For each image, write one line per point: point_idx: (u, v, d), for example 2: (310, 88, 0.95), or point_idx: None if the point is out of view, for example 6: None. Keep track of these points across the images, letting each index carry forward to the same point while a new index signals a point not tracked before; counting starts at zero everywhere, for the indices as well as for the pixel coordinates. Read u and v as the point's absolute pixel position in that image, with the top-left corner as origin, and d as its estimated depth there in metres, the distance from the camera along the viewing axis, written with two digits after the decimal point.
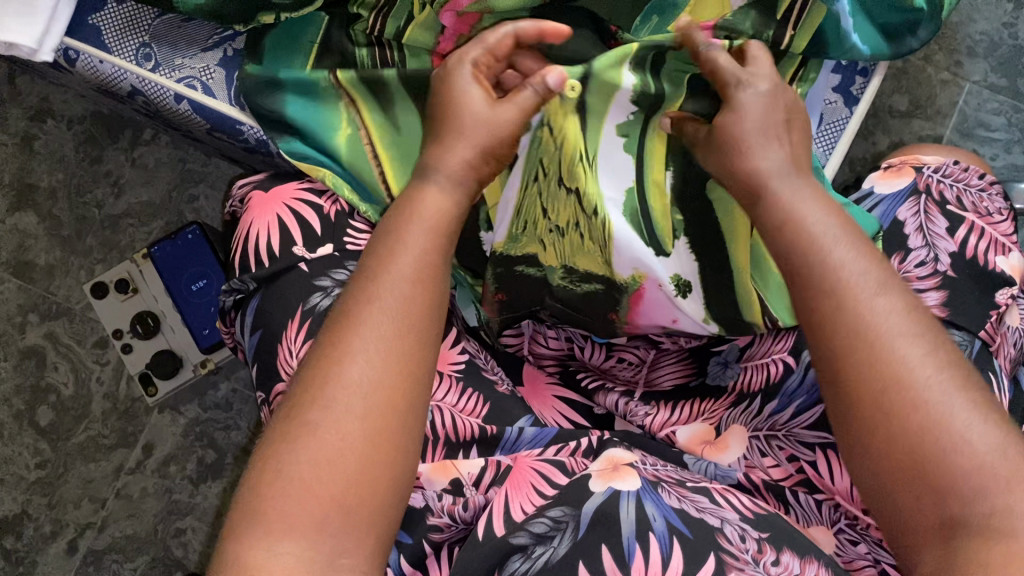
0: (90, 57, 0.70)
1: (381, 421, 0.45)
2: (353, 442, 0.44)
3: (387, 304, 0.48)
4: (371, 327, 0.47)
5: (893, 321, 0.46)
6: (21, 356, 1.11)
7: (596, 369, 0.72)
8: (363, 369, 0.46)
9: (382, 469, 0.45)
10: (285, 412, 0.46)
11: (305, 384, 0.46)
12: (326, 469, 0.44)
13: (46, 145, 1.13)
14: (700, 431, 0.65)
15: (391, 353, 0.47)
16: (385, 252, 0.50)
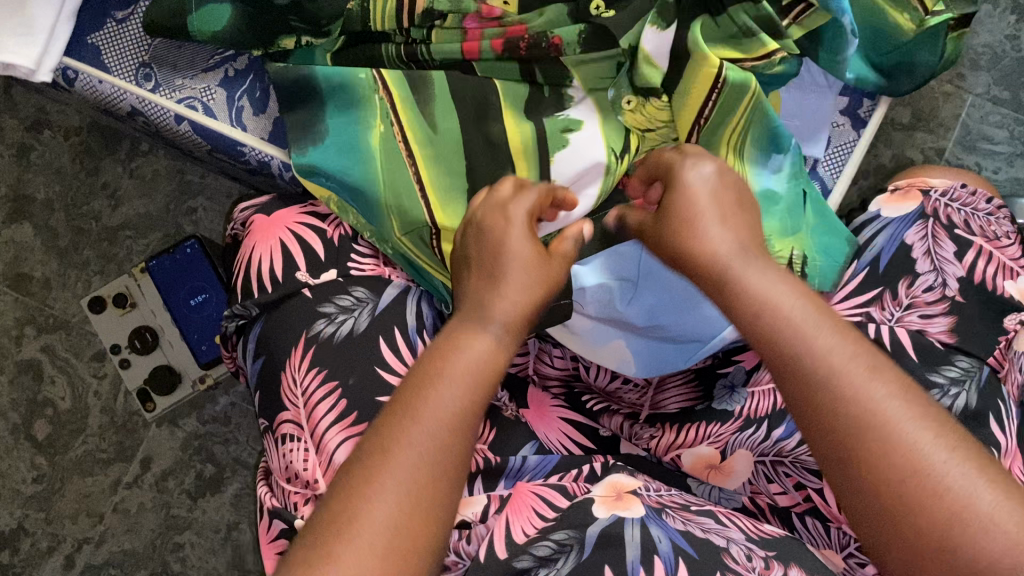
0: (89, 78, 0.69)
1: (429, 492, 0.46)
2: (416, 495, 0.46)
3: (467, 358, 0.51)
4: (450, 384, 0.49)
5: (892, 403, 0.44)
6: (17, 370, 1.10)
7: (603, 390, 0.73)
8: (428, 432, 0.47)
9: (444, 503, 0.47)
10: (367, 441, 0.49)
11: (386, 416, 0.49)
12: (391, 527, 0.45)
13: (43, 156, 1.12)
14: (706, 454, 0.65)
15: (462, 409, 0.49)
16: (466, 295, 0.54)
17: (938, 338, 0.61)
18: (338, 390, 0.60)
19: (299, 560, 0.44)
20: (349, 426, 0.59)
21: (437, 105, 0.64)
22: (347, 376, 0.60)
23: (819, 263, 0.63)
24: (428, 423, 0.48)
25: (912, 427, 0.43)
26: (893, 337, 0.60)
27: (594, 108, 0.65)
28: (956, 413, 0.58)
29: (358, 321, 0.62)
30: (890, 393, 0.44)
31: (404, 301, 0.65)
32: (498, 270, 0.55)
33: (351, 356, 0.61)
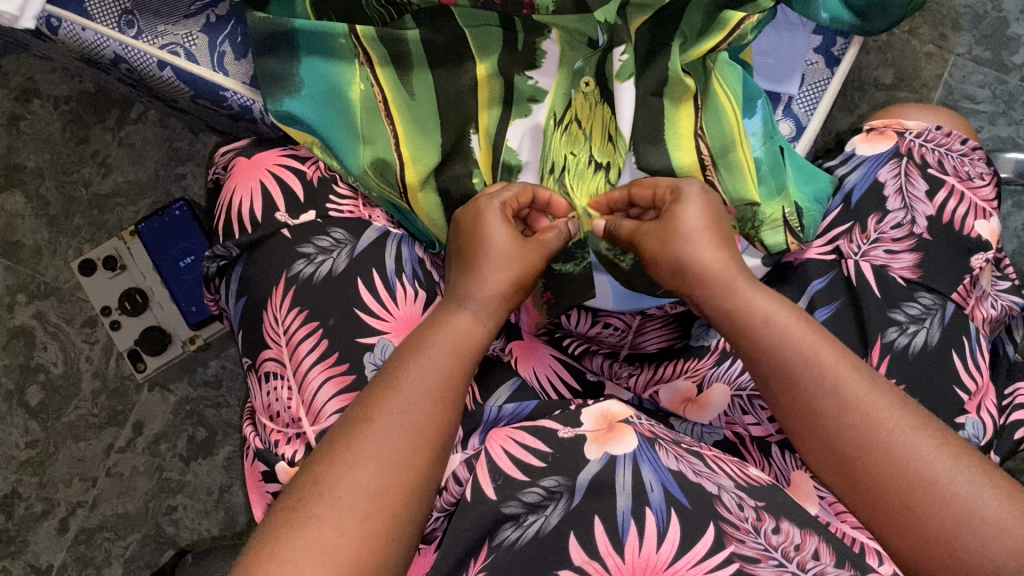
0: (72, 25, 0.68)
1: (385, 494, 0.47)
2: (394, 461, 0.48)
3: (430, 369, 0.52)
4: (407, 388, 0.50)
5: (896, 415, 0.49)
6: (10, 336, 1.11)
7: (583, 335, 0.73)
8: (386, 438, 0.48)
9: (428, 466, 0.49)
10: (345, 417, 0.50)
11: (368, 392, 0.51)
12: (372, 489, 0.47)
13: (32, 125, 1.12)
14: (681, 389, 0.65)
15: (423, 417, 0.50)
16: (438, 316, 0.55)
17: (901, 274, 0.62)
18: (319, 330, 0.60)
19: (283, 520, 0.45)
20: (332, 365, 0.60)
21: (412, 61, 0.65)
22: (328, 316, 0.61)
23: (813, 212, 0.64)
24: (409, 396, 0.50)
25: (908, 433, 0.48)
26: (858, 271, 0.62)
27: (559, 78, 0.65)
28: (914, 352, 0.60)
29: (337, 262, 0.63)
30: (890, 412, 0.49)
31: (384, 244, 0.65)
32: (487, 262, 0.57)
33: (332, 295, 0.62)
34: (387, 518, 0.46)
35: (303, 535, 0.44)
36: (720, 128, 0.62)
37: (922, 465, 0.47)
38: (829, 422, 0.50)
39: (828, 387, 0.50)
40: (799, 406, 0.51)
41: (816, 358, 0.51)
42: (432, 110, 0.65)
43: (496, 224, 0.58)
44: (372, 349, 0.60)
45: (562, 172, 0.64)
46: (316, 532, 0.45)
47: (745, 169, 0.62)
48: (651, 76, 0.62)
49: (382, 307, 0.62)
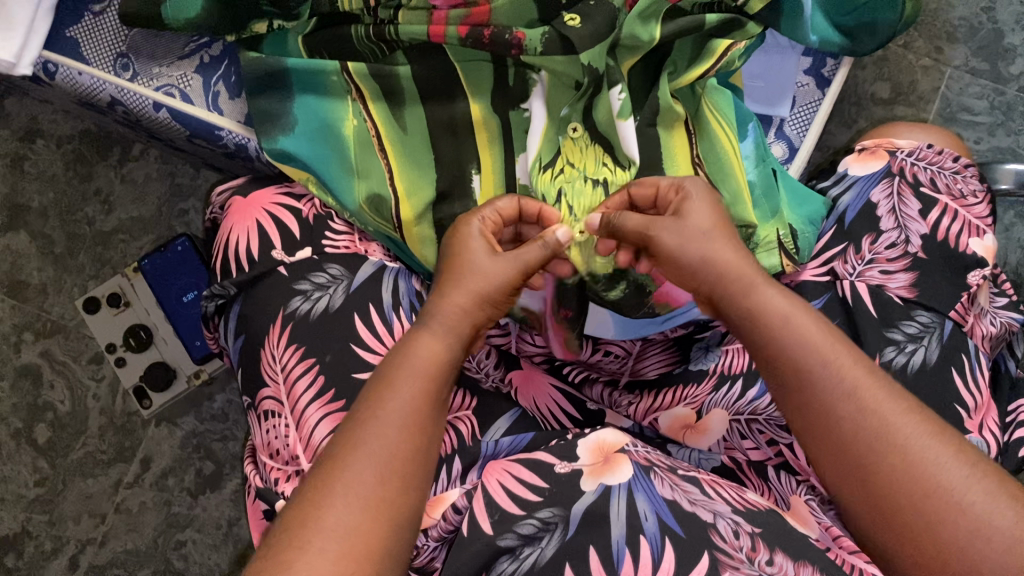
0: (69, 70, 0.69)
1: (364, 531, 0.46)
2: (368, 498, 0.47)
3: (404, 397, 0.50)
4: (380, 419, 0.49)
5: (909, 423, 0.48)
6: (17, 375, 1.11)
7: (583, 363, 0.72)
8: (361, 475, 0.47)
9: (404, 498, 0.48)
10: (321, 455, 0.50)
11: (340, 429, 0.50)
12: (352, 532, 0.46)
13: (35, 165, 1.14)
14: (682, 415, 0.65)
15: (397, 450, 0.49)
16: (409, 342, 0.54)
17: (898, 293, 0.62)
18: (316, 366, 0.61)
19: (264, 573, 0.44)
20: (329, 402, 0.60)
21: (403, 96, 0.65)
22: (324, 352, 0.61)
23: (806, 233, 0.64)
24: (381, 428, 0.49)
25: (927, 441, 0.47)
26: (853, 291, 0.62)
27: (547, 120, 0.64)
28: (914, 370, 0.59)
29: (333, 298, 0.63)
30: (906, 420, 0.48)
31: (381, 278, 0.65)
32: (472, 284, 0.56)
33: (328, 332, 0.62)
34: (369, 559, 0.46)
35: None
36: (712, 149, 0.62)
37: (941, 472, 0.46)
38: (834, 428, 0.48)
39: (848, 385, 0.49)
40: (809, 399, 0.49)
41: (839, 356, 0.49)
42: (427, 145, 0.65)
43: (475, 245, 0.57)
44: None
45: (559, 205, 0.63)
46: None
47: (740, 191, 0.62)
48: (646, 108, 0.62)
49: (377, 340, 0.62)
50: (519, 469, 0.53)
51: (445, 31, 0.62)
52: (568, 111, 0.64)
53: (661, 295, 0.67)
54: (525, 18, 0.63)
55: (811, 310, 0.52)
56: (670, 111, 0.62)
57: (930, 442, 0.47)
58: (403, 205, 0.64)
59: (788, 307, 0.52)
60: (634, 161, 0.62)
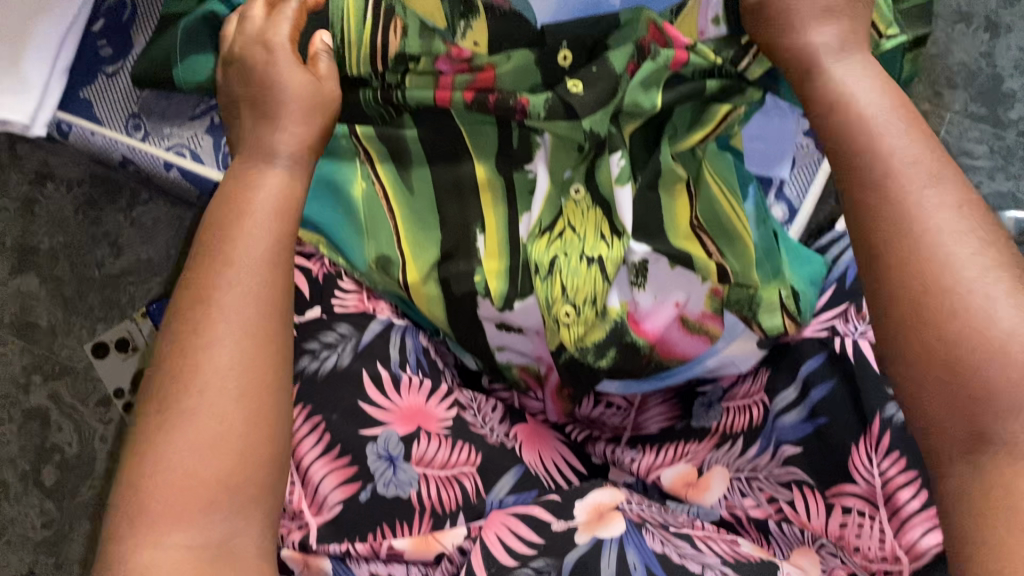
0: (82, 130, 0.70)
1: (231, 428, 0.50)
2: (229, 394, 0.51)
3: (237, 302, 0.53)
4: (225, 320, 0.52)
5: (986, 278, 0.47)
6: (25, 418, 1.14)
7: (585, 420, 0.72)
8: (212, 383, 0.51)
9: (270, 392, 0.52)
10: (157, 367, 0.53)
11: (171, 335, 0.53)
12: (188, 469, 0.49)
13: (46, 209, 1.13)
14: (685, 472, 0.66)
15: (243, 340, 0.52)
16: (222, 245, 0.55)
17: None
18: (322, 424, 0.62)
19: (114, 526, 0.48)
20: (334, 459, 0.61)
21: (410, 158, 0.67)
22: (331, 410, 0.62)
23: (808, 295, 0.65)
24: (226, 327, 0.52)
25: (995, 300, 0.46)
26: (857, 349, 0.63)
27: (550, 183, 0.66)
28: None
29: (341, 356, 0.65)
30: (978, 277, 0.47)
31: (388, 335, 0.67)
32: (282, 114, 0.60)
33: (336, 391, 0.63)
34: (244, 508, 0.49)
35: (155, 488, 0.48)
36: (713, 207, 0.63)
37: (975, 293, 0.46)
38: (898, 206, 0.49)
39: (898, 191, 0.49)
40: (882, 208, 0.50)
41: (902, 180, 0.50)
42: (433, 207, 0.67)
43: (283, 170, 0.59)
44: (375, 440, 0.61)
45: (552, 274, 0.64)
46: (150, 541, 0.47)
47: (739, 246, 0.63)
48: (648, 170, 0.64)
49: (384, 397, 0.63)
50: (514, 521, 0.57)
51: (450, 96, 0.64)
52: (569, 174, 0.66)
53: (666, 352, 0.64)
54: (528, 82, 0.64)
55: (925, 134, 0.51)
56: (673, 171, 0.63)
57: (996, 283, 0.47)
58: (409, 263, 0.66)
59: (907, 149, 0.51)
60: (627, 230, 0.63)
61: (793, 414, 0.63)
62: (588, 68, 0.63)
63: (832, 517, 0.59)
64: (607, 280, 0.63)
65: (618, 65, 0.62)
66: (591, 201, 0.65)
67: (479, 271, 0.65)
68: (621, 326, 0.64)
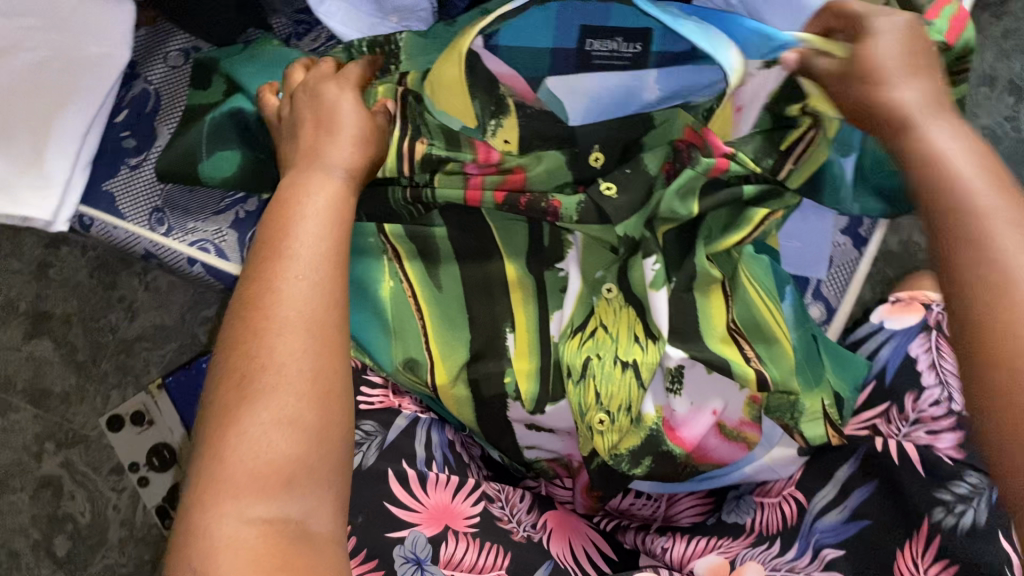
0: (103, 224, 0.69)
1: (309, 405, 0.46)
2: (305, 372, 0.47)
3: (304, 288, 0.49)
4: (291, 301, 0.49)
5: None
6: (37, 486, 1.11)
7: (615, 511, 0.72)
8: (284, 336, 0.47)
9: (342, 381, 0.48)
10: (223, 349, 0.49)
11: (234, 321, 0.49)
12: (265, 446, 0.45)
13: (60, 272, 1.14)
14: (716, 562, 0.63)
15: (312, 319, 0.49)
16: (278, 236, 0.51)
17: (948, 454, 0.60)
18: (346, 528, 0.60)
19: (189, 507, 0.44)
20: (360, 563, 0.59)
21: (438, 256, 0.66)
22: (357, 512, 0.61)
23: (846, 398, 0.64)
24: (293, 303, 0.49)
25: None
26: (899, 449, 0.62)
27: (582, 284, 0.65)
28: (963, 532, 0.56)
29: (366, 455, 0.63)
30: None
31: (414, 431, 0.66)
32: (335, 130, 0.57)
33: (361, 492, 0.62)
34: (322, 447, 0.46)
35: (225, 483, 0.44)
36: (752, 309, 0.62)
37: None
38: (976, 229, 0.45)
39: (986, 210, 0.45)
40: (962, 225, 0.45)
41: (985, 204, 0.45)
42: (462, 305, 0.65)
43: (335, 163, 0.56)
44: (402, 543, 0.60)
45: (585, 378, 0.62)
46: (218, 517, 0.43)
47: (784, 352, 0.61)
48: (685, 272, 0.62)
49: (411, 497, 0.62)
50: None
51: (480, 197, 0.63)
52: (602, 274, 0.64)
53: (701, 458, 0.64)
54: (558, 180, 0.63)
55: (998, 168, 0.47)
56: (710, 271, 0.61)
57: None
58: (438, 366, 0.64)
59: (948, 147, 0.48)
60: (664, 334, 0.60)
61: (832, 516, 0.62)
62: (621, 171, 0.62)
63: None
64: (642, 386, 0.61)
65: (652, 167, 0.62)
66: (623, 303, 0.63)
67: (510, 374, 0.64)
68: (655, 432, 0.62)
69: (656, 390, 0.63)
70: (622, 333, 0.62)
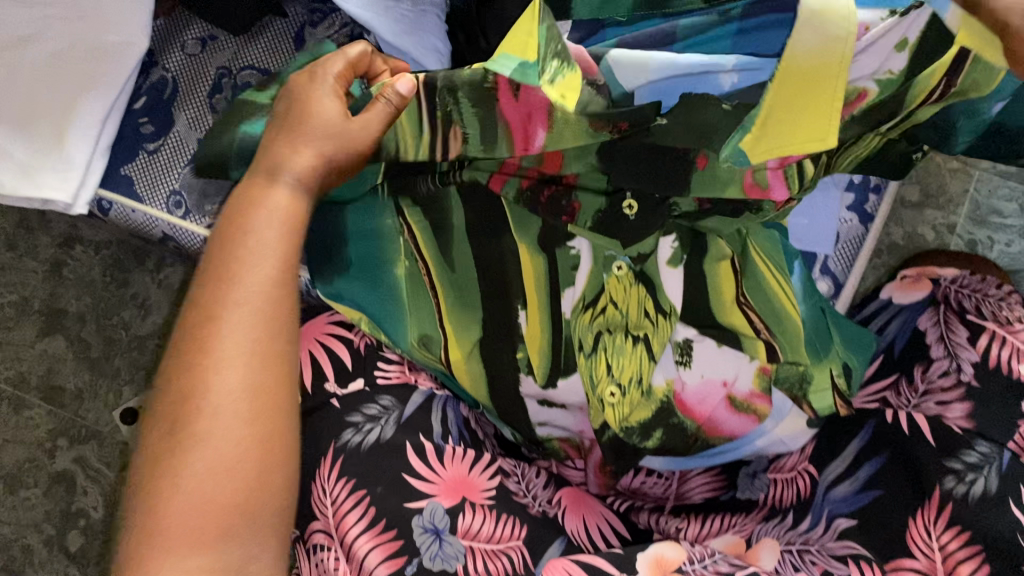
0: (122, 207, 0.70)
1: (257, 438, 0.45)
2: (250, 406, 0.45)
3: (243, 319, 0.46)
4: (233, 329, 0.45)
5: None
6: (51, 482, 1.13)
7: (627, 490, 0.72)
8: (225, 367, 0.45)
9: (286, 413, 0.46)
10: (164, 385, 0.46)
11: (173, 355, 0.46)
12: (203, 490, 0.43)
13: (75, 270, 1.14)
14: (732, 543, 0.64)
15: (252, 348, 0.46)
16: (220, 265, 0.47)
17: (957, 424, 0.61)
18: (366, 498, 0.61)
19: (125, 558, 0.42)
20: (380, 533, 0.60)
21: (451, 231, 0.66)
22: (376, 483, 0.62)
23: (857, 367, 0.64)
24: (235, 333, 0.45)
25: None
26: (909, 420, 0.62)
27: (592, 262, 0.65)
28: (974, 499, 0.56)
29: (384, 429, 0.65)
30: None
31: (430, 406, 0.68)
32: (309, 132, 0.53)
33: (380, 464, 0.63)
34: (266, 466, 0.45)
35: (168, 524, 0.42)
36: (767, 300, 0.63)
37: None
38: None
39: None
40: None
41: None
42: (473, 283, 0.66)
43: (290, 179, 0.52)
44: (421, 513, 0.61)
45: (597, 352, 0.64)
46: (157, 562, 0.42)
47: (795, 324, 0.62)
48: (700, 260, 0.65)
49: (429, 469, 0.64)
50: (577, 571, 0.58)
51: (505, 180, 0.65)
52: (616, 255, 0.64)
53: (712, 430, 0.64)
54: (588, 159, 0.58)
55: None
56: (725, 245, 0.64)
57: None
58: (451, 345, 0.66)
59: None
60: (675, 308, 0.64)
61: (844, 487, 0.62)
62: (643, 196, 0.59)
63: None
64: (652, 358, 0.64)
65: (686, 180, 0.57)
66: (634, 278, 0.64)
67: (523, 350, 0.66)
68: (666, 404, 0.64)
69: (666, 364, 0.65)
70: (632, 308, 0.64)
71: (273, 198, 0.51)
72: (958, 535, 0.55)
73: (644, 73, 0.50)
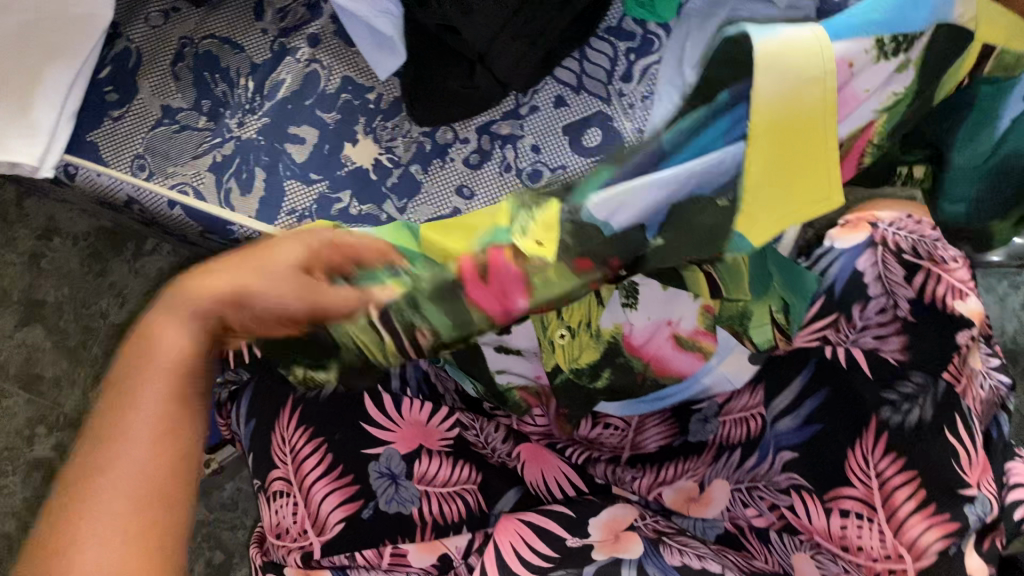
0: (89, 171, 0.72)
1: (144, 529, 0.41)
2: (135, 495, 0.42)
3: (151, 404, 0.43)
4: (143, 406, 0.43)
5: None
6: (29, 470, 1.13)
7: (584, 441, 0.71)
8: (136, 450, 0.42)
9: (184, 487, 0.44)
10: (66, 472, 0.43)
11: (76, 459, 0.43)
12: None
13: (53, 261, 1.18)
14: (686, 488, 0.67)
15: (156, 420, 0.43)
16: (135, 351, 0.44)
17: (893, 355, 0.62)
18: (324, 445, 0.62)
19: None
20: (336, 478, 0.61)
21: None
22: (333, 431, 0.62)
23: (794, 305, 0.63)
24: (141, 420, 0.42)
25: None
26: (848, 356, 0.63)
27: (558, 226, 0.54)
28: (911, 427, 0.58)
29: None
30: None
31: None
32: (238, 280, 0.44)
33: (338, 412, 0.63)
34: (148, 557, 0.41)
35: None
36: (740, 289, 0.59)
37: None
38: None
39: None
40: None
41: None
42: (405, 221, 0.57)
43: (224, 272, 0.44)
44: (376, 460, 0.62)
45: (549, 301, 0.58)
46: None
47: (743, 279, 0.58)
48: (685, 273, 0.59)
49: (387, 419, 0.63)
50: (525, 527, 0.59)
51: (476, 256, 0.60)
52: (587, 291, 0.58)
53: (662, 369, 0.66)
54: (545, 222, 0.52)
55: None
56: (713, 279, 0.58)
57: None
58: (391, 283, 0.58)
59: None
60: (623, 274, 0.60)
61: (788, 422, 0.63)
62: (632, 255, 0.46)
63: (833, 519, 0.58)
64: (601, 303, 0.61)
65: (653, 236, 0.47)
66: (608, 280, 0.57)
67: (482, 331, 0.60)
68: (613, 345, 0.64)
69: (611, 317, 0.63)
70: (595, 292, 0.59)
71: (207, 301, 0.44)
72: (896, 461, 0.56)
73: (628, 201, 0.45)
